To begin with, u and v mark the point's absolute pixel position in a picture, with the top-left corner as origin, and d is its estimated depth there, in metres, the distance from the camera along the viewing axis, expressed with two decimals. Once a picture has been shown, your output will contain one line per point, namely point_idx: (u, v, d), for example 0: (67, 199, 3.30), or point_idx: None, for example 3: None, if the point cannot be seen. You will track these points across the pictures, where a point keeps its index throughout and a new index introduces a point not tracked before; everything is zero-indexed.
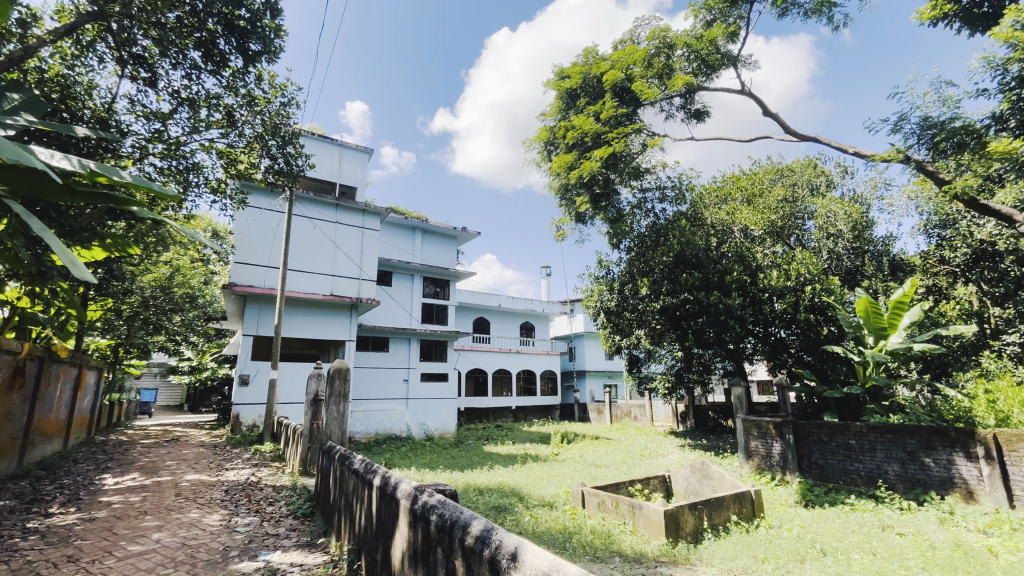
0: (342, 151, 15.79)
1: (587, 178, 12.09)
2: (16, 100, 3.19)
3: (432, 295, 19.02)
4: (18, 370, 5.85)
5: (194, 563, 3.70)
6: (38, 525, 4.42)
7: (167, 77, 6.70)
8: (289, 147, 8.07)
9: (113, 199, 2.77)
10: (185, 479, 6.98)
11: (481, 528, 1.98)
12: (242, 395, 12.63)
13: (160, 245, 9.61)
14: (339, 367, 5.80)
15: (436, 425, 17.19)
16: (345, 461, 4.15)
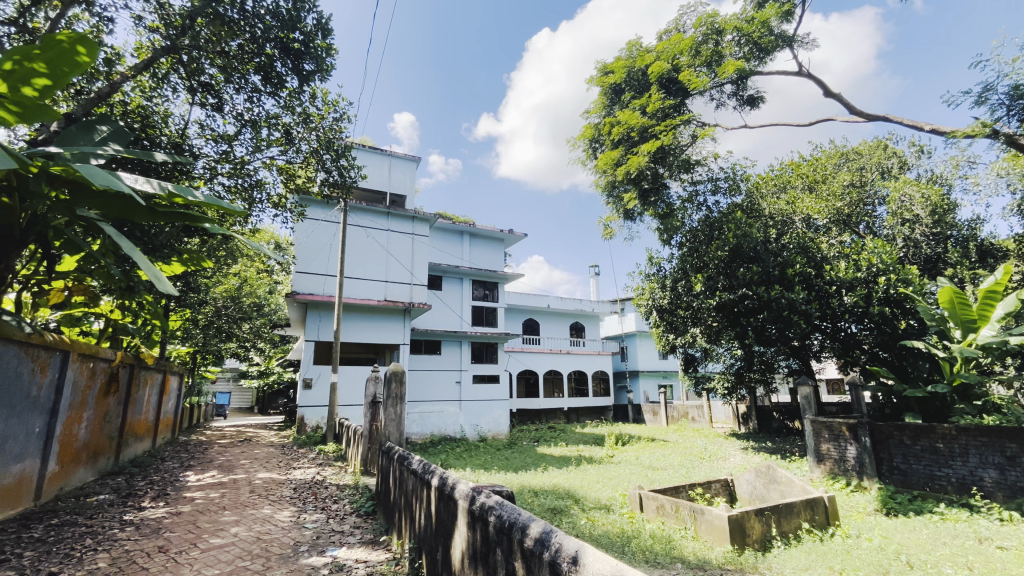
0: (391, 161, 16.35)
1: (635, 173, 11.87)
2: (105, 132, 3.60)
3: (482, 298, 19.26)
4: (113, 376, 6.45)
5: (268, 557, 3.93)
6: (133, 518, 4.85)
7: (231, 101, 7.18)
8: (343, 160, 8.42)
9: (188, 216, 3.24)
10: (258, 477, 7.45)
11: (541, 530, 1.97)
12: (307, 398, 13.31)
13: (230, 258, 10.30)
14: (395, 370, 5.98)
15: (490, 426, 17.35)
16: (404, 461, 4.26)
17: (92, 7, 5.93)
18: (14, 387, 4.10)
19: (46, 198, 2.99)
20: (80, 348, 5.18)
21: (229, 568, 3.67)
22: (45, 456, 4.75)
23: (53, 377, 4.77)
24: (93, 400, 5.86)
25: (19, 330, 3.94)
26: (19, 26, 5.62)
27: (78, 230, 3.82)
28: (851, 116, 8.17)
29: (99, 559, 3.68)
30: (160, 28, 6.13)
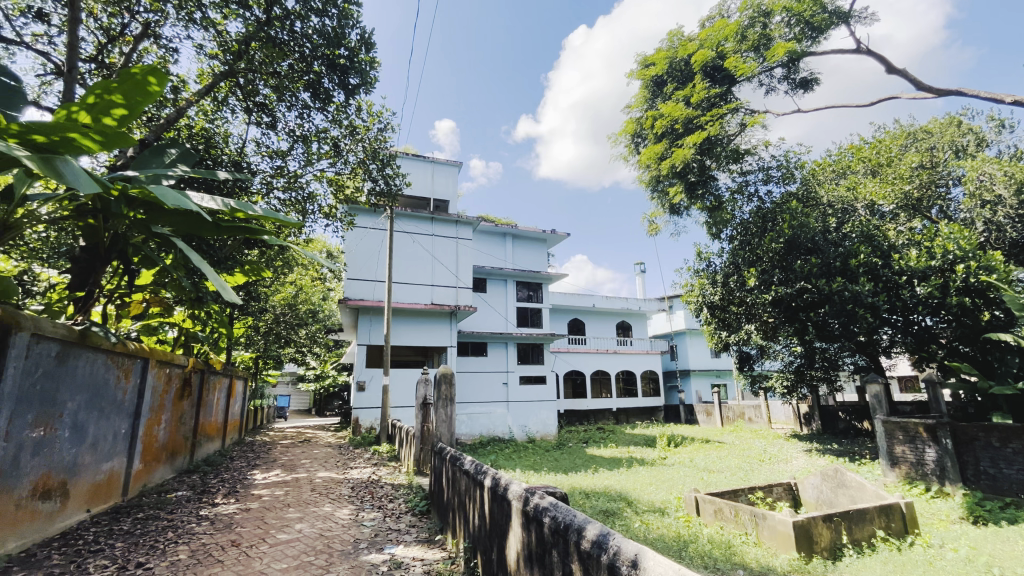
0: (435, 167, 16.69)
1: (680, 167, 11.53)
2: (174, 154, 3.89)
3: (526, 299, 19.30)
4: (186, 381, 6.95)
5: (330, 553, 4.10)
6: (208, 513, 5.20)
7: (284, 118, 7.56)
8: (388, 169, 8.69)
9: (248, 230, 3.45)
10: (318, 476, 7.79)
11: (596, 532, 1.95)
12: (361, 400, 13.81)
13: (286, 267, 10.84)
14: (445, 373, 6.09)
15: (538, 428, 17.33)
16: (457, 461, 4.33)
17: (159, 39, 6.42)
18: (104, 392, 4.50)
19: (125, 217, 3.27)
20: (157, 355, 5.61)
21: (295, 562, 3.86)
22: (130, 455, 5.18)
23: (136, 382, 5.19)
24: (170, 403, 6.33)
25: (108, 339, 4.32)
26: (99, 63, 6.19)
27: (152, 246, 4.12)
28: (918, 92, 7.57)
29: (181, 551, 3.97)
30: (219, 54, 6.56)
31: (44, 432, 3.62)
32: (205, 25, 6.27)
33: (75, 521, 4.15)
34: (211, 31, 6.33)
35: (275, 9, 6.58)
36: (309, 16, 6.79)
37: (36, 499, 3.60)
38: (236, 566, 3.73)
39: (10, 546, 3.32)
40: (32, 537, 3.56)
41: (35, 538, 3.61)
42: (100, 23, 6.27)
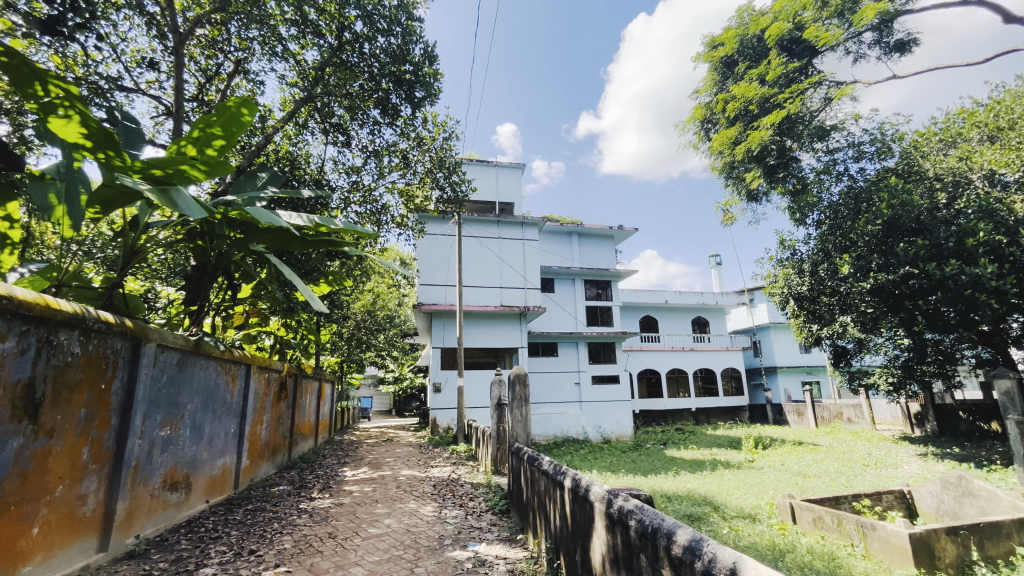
0: (498, 170, 16.95)
1: (757, 150, 10.84)
2: (265, 177, 4.25)
3: (595, 297, 18.99)
4: (282, 385, 7.58)
5: (418, 548, 4.28)
6: (307, 507, 5.62)
7: (357, 136, 8.02)
8: (454, 176, 8.94)
9: (331, 242, 3.72)
10: (401, 474, 8.16)
11: (689, 538, 1.87)
12: (438, 401, 14.31)
13: (365, 275, 11.49)
14: (519, 373, 6.13)
15: (613, 428, 16.99)
16: (535, 461, 4.35)
17: (248, 74, 7.07)
18: (215, 396, 5.00)
19: (227, 237, 3.65)
20: (257, 361, 6.16)
21: (386, 556, 4.07)
22: (239, 452, 5.74)
23: (241, 386, 5.74)
24: (270, 405, 6.95)
25: (217, 348, 4.81)
26: (201, 101, 6.94)
27: (250, 262, 4.53)
28: None
29: (286, 541, 4.33)
30: (299, 82, 7.12)
31: (170, 431, 4.11)
32: (286, 56, 6.81)
33: (198, 510, 4.68)
34: (290, 61, 6.86)
35: (346, 34, 7.02)
36: (376, 37, 7.15)
37: (166, 490, 4.09)
38: (334, 556, 4.00)
39: (147, 531, 3.80)
40: (164, 523, 4.05)
41: (167, 524, 4.10)
42: (199, 65, 7.01)
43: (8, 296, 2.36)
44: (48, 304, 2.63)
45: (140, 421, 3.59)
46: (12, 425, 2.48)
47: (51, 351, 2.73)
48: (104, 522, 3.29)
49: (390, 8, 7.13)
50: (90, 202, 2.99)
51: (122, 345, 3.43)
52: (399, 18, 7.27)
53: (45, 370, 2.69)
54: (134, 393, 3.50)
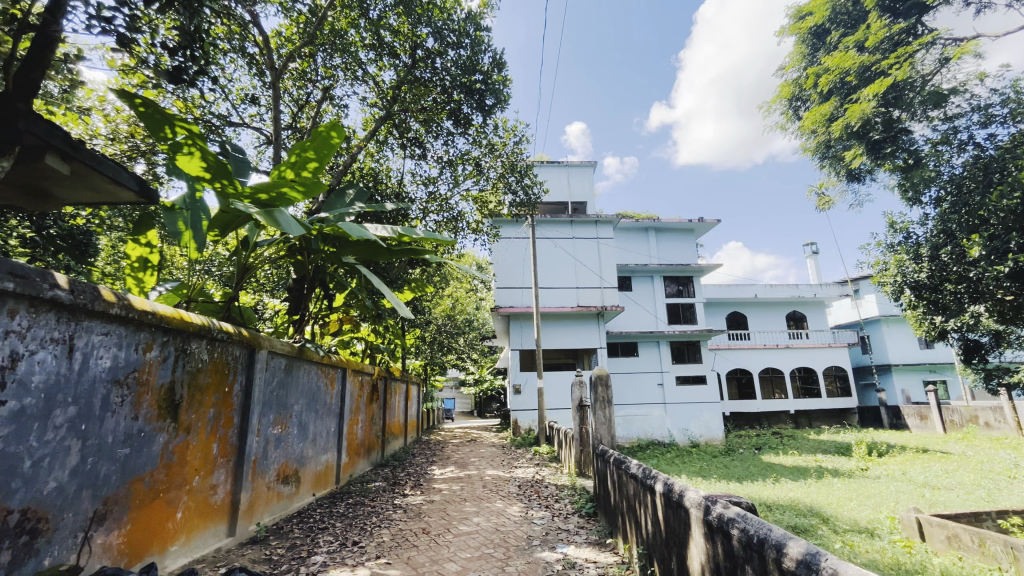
0: (570, 170, 16.88)
1: (858, 125, 9.82)
2: (351, 195, 4.56)
3: (676, 294, 18.19)
4: (374, 387, 8.10)
5: (507, 547, 4.36)
6: (402, 502, 5.93)
7: (432, 148, 8.38)
8: (526, 179, 9.03)
9: (414, 251, 3.90)
10: (487, 474, 8.35)
11: (803, 551, 1.72)
12: (518, 403, 14.48)
13: (444, 281, 11.93)
14: (601, 374, 6.00)
15: (701, 431, 16.16)
16: (622, 465, 4.25)
17: (334, 100, 7.64)
18: (317, 398, 5.45)
19: (323, 252, 3.98)
20: (351, 365, 6.62)
21: (477, 553, 4.17)
22: (339, 450, 6.22)
23: (338, 388, 6.19)
24: (364, 406, 7.44)
25: (318, 353, 5.24)
26: (295, 128, 7.63)
27: (342, 273, 4.87)
28: None
29: (384, 534, 4.60)
30: (378, 102, 7.59)
31: (281, 430, 4.54)
32: (366, 78, 7.28)
33: (306, 502, 5.12)
34: (370, 83, 7.34)
35: (418, 52, 7.33)
36: (447, 51, 7.40)
37: (280, 483, 4.52)
38: (429, 551, 4.18)
39: (266, 519, 4.23)
40: (279, 513, 4.48)
41: (282, 514, 4.53)
42: (292, 96, 7.69)
43: (151, 312, 2.73)
44: (182, 317, 3.01)
45: (257, 420, 4.00)
46: (158, 422, 2.87)
47: (186, 358, 3.13)
48: (231, 510, 3.70)
49: (459, 21, 7.37)
50: (210, 226, 3.38)
51: (241, 352, 3.84)
52: (468, 30, 7.48)
53: (182, 375, 3.09)
54: (251, 395, 3.90)
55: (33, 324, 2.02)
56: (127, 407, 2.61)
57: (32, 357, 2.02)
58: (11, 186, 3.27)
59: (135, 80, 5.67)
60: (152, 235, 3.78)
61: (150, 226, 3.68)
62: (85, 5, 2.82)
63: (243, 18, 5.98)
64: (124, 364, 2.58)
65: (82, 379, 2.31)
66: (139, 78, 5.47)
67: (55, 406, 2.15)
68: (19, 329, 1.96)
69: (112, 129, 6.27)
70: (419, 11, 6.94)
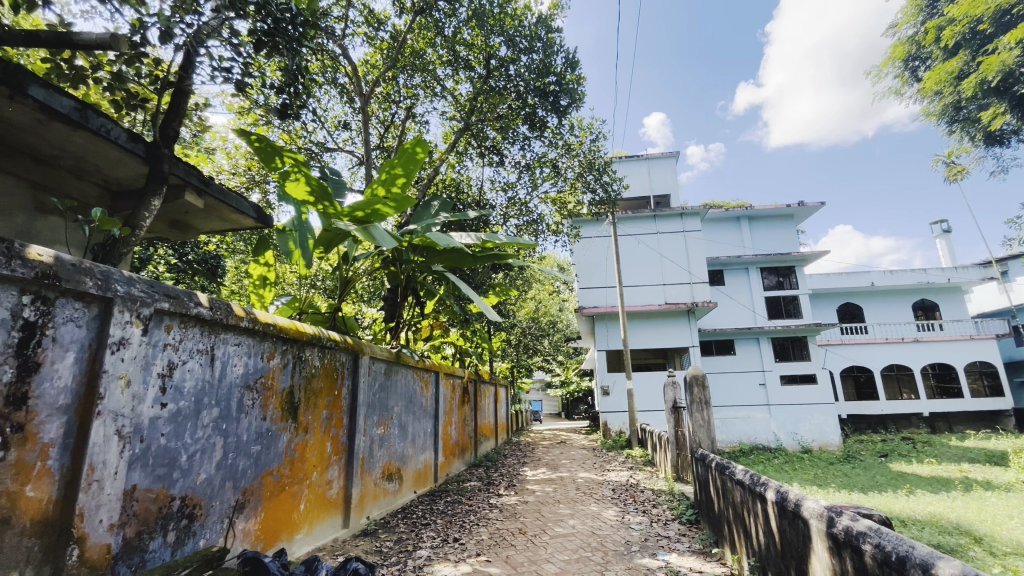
0: (650, 163, 16.34)
1: (997, 79, 8.42)
2: (436, 206, 4.77)
3: (776, 286, 16.79)
4: (465, 389, 8.38)
5: (606, 551, 4.28)
6: (498, 502, 6.07)
7: (510, 154, 8.53)
8: (605, 177, 8.86)
9: (497, 256, 4.00)
10: (579, 476, 8.28)
11: (956, 573, 1.51)
12: (607, 404, 14.18)
13: (527, 283, 12.07)
14: (696, 374, 5.68)
15: (813, 436, 14.77)
16: (726, 470, 4.00)
17: (416, 117, 8.08)
18: (414, 400, 5.75)
19: (414, 261, 4.21)
20: (443, 369, 6.92)
21: (575, 556, 4.15)
22: (436, 449, 6.51)
23: (433, 391, 6.50)
24: (456, 408, 7.73)
25: (413, 358, 5.53)
26: (382, 147, 8.19)
27: (431, 280, 5.10)
28: None
29: (483, 532, 4.73)
30: (457, 115, 7.90)
31: (385, 430, 4.87)
32: (444, 93, 7.60)
33: (409, 499, 5.43)
34: (448, 97, 7.66)
35: (492, 62, 7.52)
36: (520, 57, 7.50)
37: (385, 480, 4.84)
38: (526, 551, 4.22)
39: (374, 513, 4.55)
40: (385, 508, 4.80)
41: (388, 510, 4.85)
42: (379, 119, 8.25)
43: (273, 324, 3.07)
44: (297, 328, 3.34)
45: (362, 421, 4.31)
46: (282, 423, 3.20)
47: (302, 364, 3.46)
48: (345, 504, 4.03)
49: (530, 26, 7.45)
50: (316, 244, 3.72)
51: (347, 358, 4.17)
52: (539, 34, 7.53)
53: (299, 379, 3.42)
54: (356, 397, 4.23)
55: (183, 337, 2.36)
56: (257, 409, 2.95)
57: (183, 366, 2.35)
58: (159, 221, 3.87)
59: (250, 120, 6.43)
60: (269, 255, 4.25)
61: (267, 248, 4.15)
62: (210, 60, 3.26)
63: (334, 52, 6.54)
64: (253, 371, 2.92)
65: (222, 384, 2.65)
66: (253, 116, 6.19)
67: (203, 408, 2.49)
68: (173, 342, 2.29)
69: (233, 164, 7.14)
70: (492, 22, 7.12)
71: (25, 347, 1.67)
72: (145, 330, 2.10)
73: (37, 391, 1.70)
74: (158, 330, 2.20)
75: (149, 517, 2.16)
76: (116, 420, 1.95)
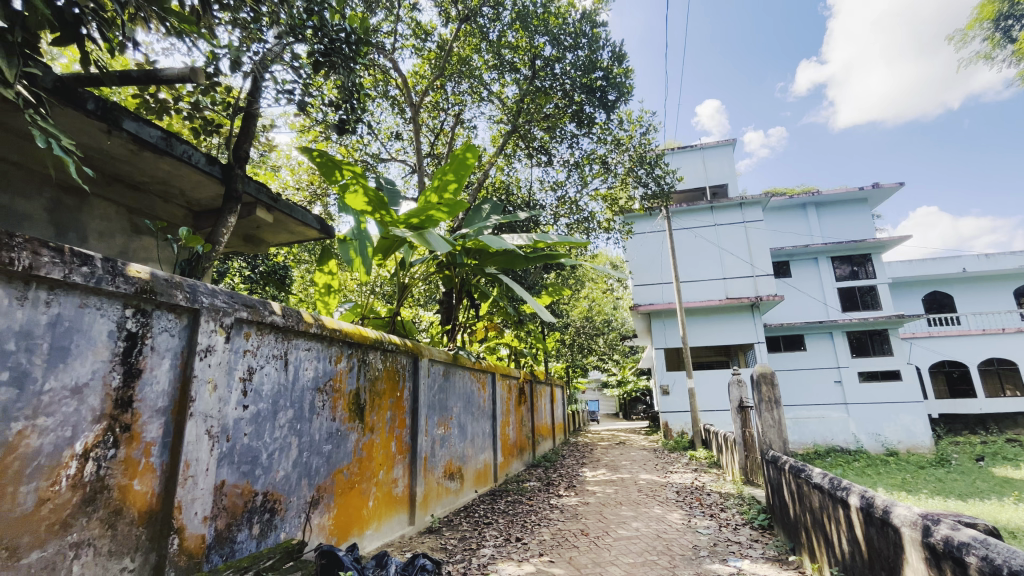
0: (705, 152, 15.71)
1: None
2: (487, 209, 4.83)
3: (850, 276, 15.61)
4: (521, 390, 8.41)
5: (672, 555, 4.15)
6: (558, 503, 6.05)
7: (558, 153, 8.49)
8: (657, 170, 8.62)
9: (548, 256, 3.99)
10: (641, 478, 8.09)
11: None
12: (667, 404, 13.76)
13: (579, 283, 11.94)
14: (763, 372, 5.38)
15: (898, 438, 13.68)
16: (801, 474, 3.77)
17: (464, 123, 8.23)
18: (472, 401, 5.84)
19: (467, 265, 4.28)
20: (500, 370, 6.99)
21: (641, 559, 4.06)
22: (495, 449, 6.58)
23: (490, 392, 6.58)
24: (513, 408, 7.77)
25: (469, 359, 5.62)
26: (433, 154, 8.41)
27: (485, 283, 5.17)
28: None
29: (545, 533, 4.73)
30: (504, 117, 7.95)
31: (445, 430, 4.99)
32: (491, 97, 7.69)
33: (470, 498, 5.53)
34: (495, 101, 7.74)
35: (538, 62, 7.51)
36: (565, 55, 7.45)
37: (447, 479, 4.95)
38: (590, 553, 4.18)
39: (438, 512, 4.67)
40: (448, 506, 4.91)
41: (450, 509, 4.96)
42: (430, 127, 8.47)
43: (338, 329, 3.23)
44: (361, 333, 3.49)
45: (424, 422, 4.44)
46: (349, 423, 3.35)
47: (366, 367, 3.62)
48: (410, 502, 4.16)
49: (574, 23, 7.38)
50: (375, 252, 3.87)
51: (407, 360, 4.31)
52: (584, 30, 7.46)
53: (364, 382, 3.58)
54: (417, 398, 4.36)
55: (260, 343, 2.53)
56: (327, 410, 3.11)
57: (261, 370, 2.53)
58: (236, 237, 4.17)
59: (311, 137, 6.80)
60: (332, 264, 4.48)
61: (330, 257, 4.37)
62: (274, 84, 3.51)
63: (385, 66, 6.80)
64: (323, 375, 3.08)
65: (296, 386, 2.82)
66: (313, 133, 6.53)
67: (279, 409, 2.66)
68: (252, 348, 2.47)
69: (297, 180, 7.59)
70: (536, 22, 7.14)
71: (129, 356, 1.85)
72: (228, 338, 2.27)
73: (140, 394, 1.88)
74: (238, 338, 2.37)
75: (237, 510, 2.33)
76: (206, 421, 2.12)
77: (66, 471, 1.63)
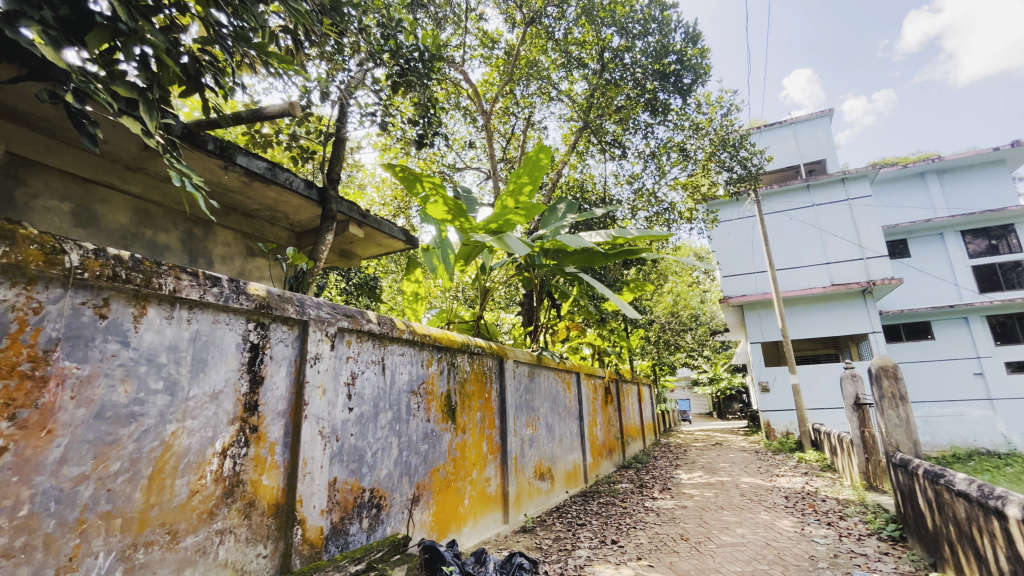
0: (796, 128, 14.43)
1: None
2: (562, 208, 4.80)
3: (988, 251, 13.48)
4: (607, 389, 8.25)
5: (786, 565, 3.83)
6: (653, 505, 5.84)
7: (632, 145, 8.21)
8: (742, 152, 8.07)
9: (629, 251, 3.87)
10: (743, 481, 7.56)
11: None
12: (768, 402, 12.76)
13: (662, 277, 11.46)
14: (884, 365, 4.79)
15: None
16: (940, 480, 3.32)
17: (535, 125, 8.28)
18: (558, 401, 5.84)
19: (546, 265, 4.29)
20: (584, 369, 6.92)
21: (749, 568, 3.79)
22: (583, 450, 6.52)
23: (575, 392, 6.54)
24: (600, 408, 7.64)
25: (554, 360, 5.62)
26: (506, 159, 8.56)
27: (564, 282, 5.15)
28: None
29: (642, 536, 4.59)
30: (574, 115, 7.87)
31: (533, 430, 5.04)
32: (559, 96, 7.65)
33: (562, 499, 5.53)
34: (564, 99, 7.69)
35: (606, 54, 7.38)
36: (634, 43, 7.23)
37: (537, 479, 4.99)
38: (692, 559, 3.99)
39: (531, 511, 4.73)
40: (541, 506, 4.95)
41: (543, 509, 4.99)
42: (502, 132, 8.62)
43: (428, 334, 3.38)
44: (449, 337, 3.62)
45: (512, 422, 4.52)
46: (443, 423, 3.50)
47: (455, 369, 3.76)
48: (503, 500, 4.25)
49: (643, 9, 7.12)
50: (457, 258, 4.00)
51: (493, 362, 4.40)
52: (654, 14, 7.17)
53: (454, 384, 3.71)
54: (505, 399, 4.44)
55: (360, 350, 2.73)
56: (422, 411, 3.27)
57: (362, 375, 2.72)
58: (333, 252, 4.53)
59: (392, 154, 7.22)
60: (418, 273, 4.70)
61: (416, 266, 4.60)
62: (358, 108, 3.78)
63: (456, 78, 7.03)
64: (416, 378, 3.25)
65: (393, 390, 3.00)
66: (394, 150, 6.92)
67: (380, 410, 2.85)
68: (353, 354, 2.66)
69: (382, 196, 8.08)
70: (602, 14, 7.02)
71: (253, 365, 2.08)
72: (332, 345, 2.47)
73: (263, 399, 2.11)
74: (342, 345, 2.58)
75: (348, 505, 2.53)
76: (318, 422, 2.33)
77: (210, 467, 1.86)
